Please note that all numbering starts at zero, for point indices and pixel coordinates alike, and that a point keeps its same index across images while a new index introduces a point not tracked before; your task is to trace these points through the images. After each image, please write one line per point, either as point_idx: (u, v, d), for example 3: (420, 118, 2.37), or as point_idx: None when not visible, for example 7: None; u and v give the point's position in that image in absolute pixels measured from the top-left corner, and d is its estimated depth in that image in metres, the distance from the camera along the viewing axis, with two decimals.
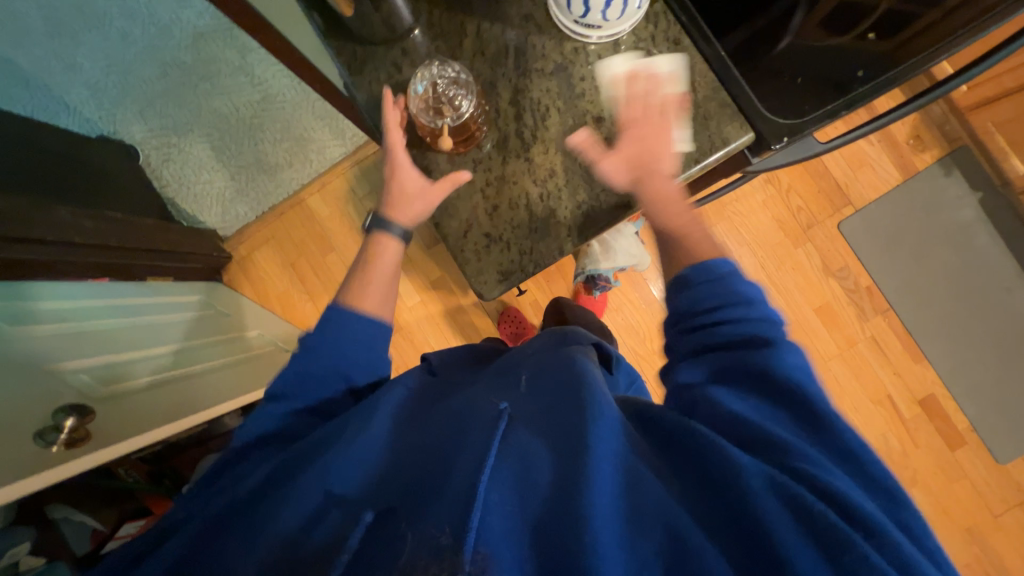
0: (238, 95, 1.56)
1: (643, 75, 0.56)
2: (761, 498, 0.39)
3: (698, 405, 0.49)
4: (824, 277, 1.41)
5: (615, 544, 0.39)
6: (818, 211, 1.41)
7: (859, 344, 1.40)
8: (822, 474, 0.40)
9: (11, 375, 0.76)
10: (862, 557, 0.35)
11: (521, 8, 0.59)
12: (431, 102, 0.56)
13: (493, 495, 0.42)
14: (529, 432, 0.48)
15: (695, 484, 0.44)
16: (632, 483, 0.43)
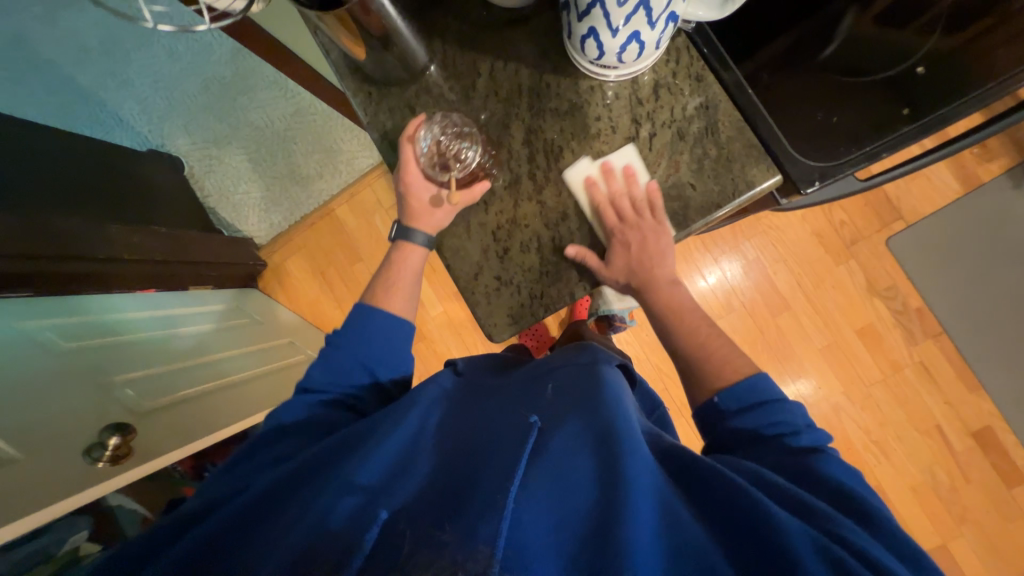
0: (273, 108, 1.62)
1: (611, 178, 0.55)
2: (799, 551, 0.40)
3: (736, 465, 0.52)
4: (868, 297, 1.31)
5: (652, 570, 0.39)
6: (864, 226, 1.32)
7: (906, 369, 1.30)
8: (858, 539, 0.42)
9: (64, 390, 0.85)
10: None
11: (536, 46, 0.58)
12: (437, 159, 0.57)
13: (525, 513, 0.43)
14: (562, 442, 0.49)
15: (733, 522, 0.44)
16: (665, 514, 0.45)
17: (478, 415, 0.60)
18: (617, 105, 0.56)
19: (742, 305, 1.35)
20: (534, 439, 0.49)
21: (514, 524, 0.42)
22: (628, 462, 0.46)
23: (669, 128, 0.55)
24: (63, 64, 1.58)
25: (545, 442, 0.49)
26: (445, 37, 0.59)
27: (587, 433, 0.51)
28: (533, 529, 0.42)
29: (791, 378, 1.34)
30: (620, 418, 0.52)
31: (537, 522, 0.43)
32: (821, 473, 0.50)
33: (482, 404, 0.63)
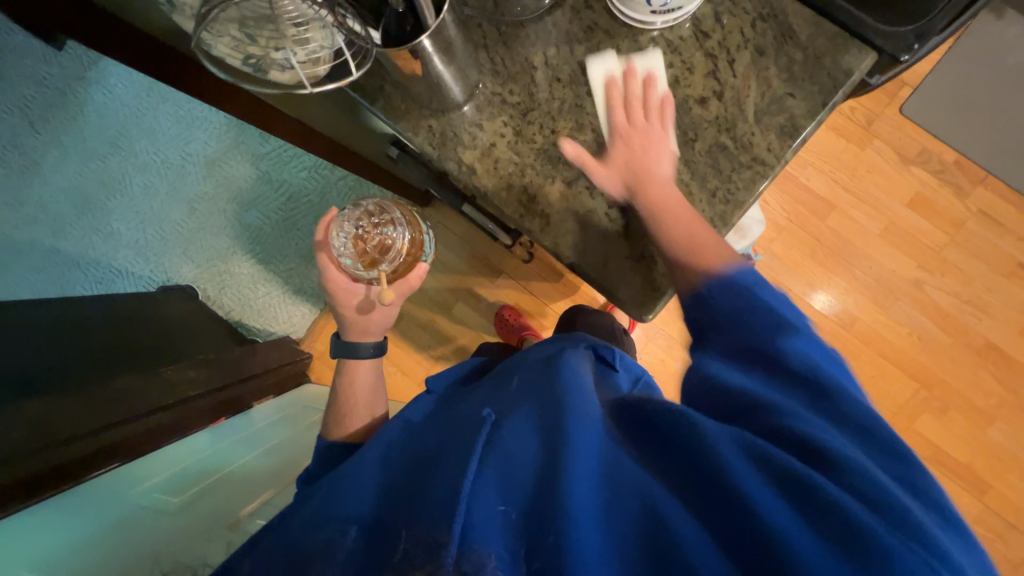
0: (266, 204, 1.52)
1: (636, 71, 0.55)
2: (729, 454, 0.37)
3: (692, 381, 0.47)
4: (904, 168, 1.32)
5: (591, 531, 0.37)
6: (874, 104, 1.32)
7: (968, 223, 1.30)
8: (823, 438, 0.37)
9: (192, 542, 0.80)
10: (881, 544, 0.31)
11: (582, 21, 0.57)
12: (360, 255, 0.82)
13: (479, 493, 0.41)
14: (514, 427, 0.47)
15: (675, 457, 0.41)
16: (612, 468, 0.41)
17: (450, 416, 0.59)
18: (685, 46, 0.55)
19: (790, 221, 1.34)
20: (486, 430, 0.47)
21: (468, 521, 0.39)
22: (567, 436, 0.43)
23: (746, 48, 0.54)
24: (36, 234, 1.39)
25: (499, 431, 0.46)
26: (487, 46, 0.57)
27: (537, 412, 0.48)
28: (484, 518, 0.39)
29: (864, 270, 1.33)
30: (574, 393, 0.50)
31: (488, 503, 0.40)
32: (787, 362, 0.43)
33: (461, 401, 0.63)
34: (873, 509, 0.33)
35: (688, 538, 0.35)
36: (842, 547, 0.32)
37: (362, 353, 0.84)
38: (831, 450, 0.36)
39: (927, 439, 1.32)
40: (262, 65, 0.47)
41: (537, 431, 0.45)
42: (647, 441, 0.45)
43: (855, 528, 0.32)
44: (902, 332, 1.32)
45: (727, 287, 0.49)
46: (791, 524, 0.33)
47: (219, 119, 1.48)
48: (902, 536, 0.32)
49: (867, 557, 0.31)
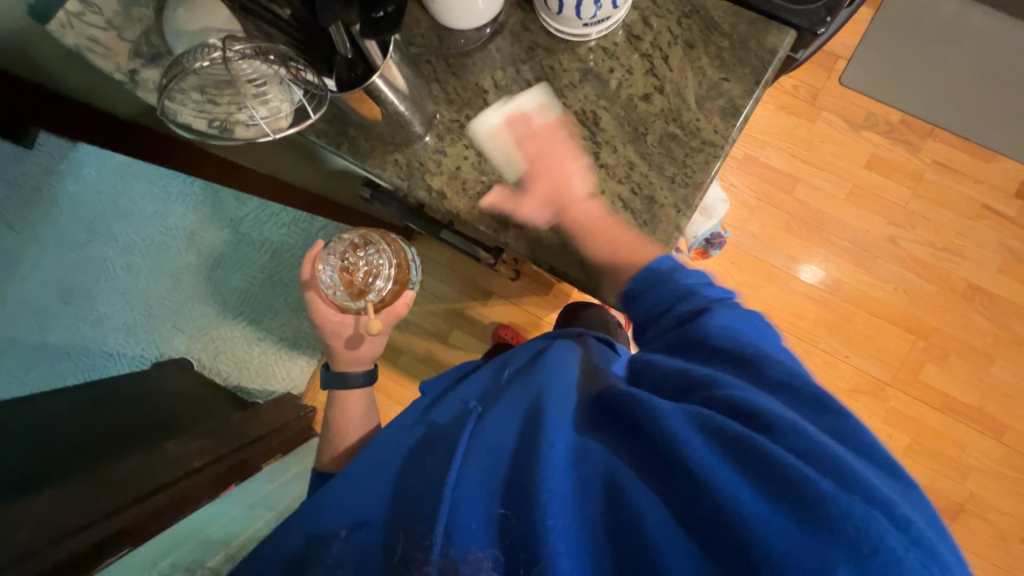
0: (251, 265, 1.55)
1: (518, 118, 0.59)
2: (685, 432, 0.39)
3: (639, 368, 0.54)
4: (856, 134, 1.38)
5: (565, 519, 0.38)
6: (815, 80, 1.40)
7: (927, 174, 1.36)
8: (753, 400, 0.40)
9: None
10: (820, 497, 0.32)
11: (522, 42, 0.61)
12: (349, 287, 0.82)
13: (460, 493, 0.43)
14: (496, 417, 0.50)
15: (637, 440, 0.43)
16: (583, 455, 0.43)
17: (434, 418, 0.60)
18: (620, 50, 0.59)
19: (759, 199, 1.39)
20: (471, 428, 0.50)
21: (451, 519, 0.41)
22: (544, 426, 0.45)
23: (677, 44, 0.58)
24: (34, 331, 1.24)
25: (481, 425, 0.49)
26: (438, 78, 0.61)
27: (518, 408, 0.50)
28: (465, 515, 0.41)
29: (840, 234, 1.37)
30: (545, 377, 0.54)
31: (473, 502, 0.42)
32: (706, 334, 0.50)
33: (447, 403, 0.64)
34: (815, 464, 0.34)
35: (651, 516, 0.37)
36: (779, 493, 0.34)
37: (354, 381, 0.87)
38: (773, 415, 0.38)
39: (934, 388, 1.34)
40: (228, 125, 0.49)
41: (522, 417, 0.48)
42: (614, 422, 0.46)
43: (792, 478, 0.33)
44: (888, 288, 1.36)
45: (647, 278, 0.57)
46: (743, 490, 0.35)
47: (195, 190, 1.49)
48: (837, 485, 0.33)
49: (808, 510, 0.32)
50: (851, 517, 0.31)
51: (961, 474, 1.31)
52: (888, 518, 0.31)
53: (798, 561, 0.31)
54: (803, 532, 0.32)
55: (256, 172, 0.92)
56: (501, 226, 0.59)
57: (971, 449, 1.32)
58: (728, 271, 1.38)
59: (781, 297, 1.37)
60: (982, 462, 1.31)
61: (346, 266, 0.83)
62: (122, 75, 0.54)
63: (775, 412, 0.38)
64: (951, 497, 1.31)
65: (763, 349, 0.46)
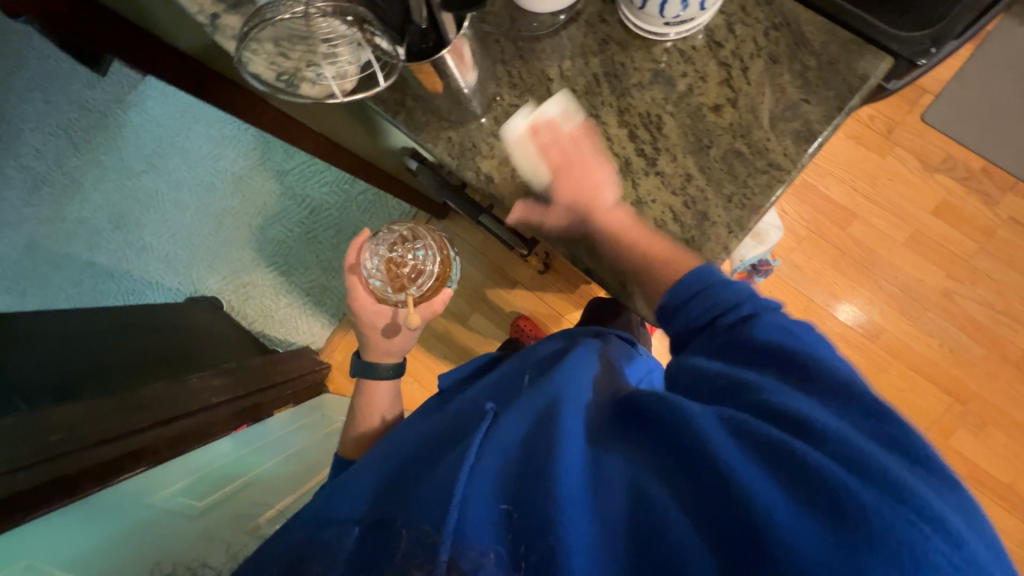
0: (289, 217, 1.58)
1: (542, 125, 0.56)
2: (713, 435, 0.39)
3: (682, 373, 0.50)
4: (928, 176, 1.30)
5: (583, 513, 0.39)
6: (894, 112, 1.31)
7: (999, 230, 1.27)
8: (793, 406, 0.39)
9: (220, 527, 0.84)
10: (858, 508, 0.32)
11: (596, 33, 0.58)
12: (393, 280, 0.85)
13: (473, 487, 0.42)
14: (512, 417, 0.49)
15: (663, 441, 0.43)
16: (599, 458, 0.44)
17: (443, 421, 0.61)
18: (698, 55, 0.56)
19: (809, 230, 1.33)
20: (487, 423, 0.49)
21: (461, 518, 0.40)
22: (561, 435, 0.44)
23: (759, 56, 0.55)
24: (79, 250, 1.46)
25: (496, 424, 0.49)
26: (504, 59, 0.60)
27: (528, 407, 0.50)
28: (478, 513, 0.40)
29: (890, 280, 1.30)
30: (563, 382, 0.53)
31: (483, 497, 0.41)
32: (754, 339, 0.46)
33: (456, 404, 0.66)
34: (850, 469, 0.34)
35: (674, 520, 0.37)
36: (807, 498, 0.34)
37: (382, 373, 0.87)
38: (807, 422, 0.38)
39: (963, 456, 1.27)
40: (295, 80, 0.50)
41: (532, 422, 0.48)
42: (640, 425, 0.46)
43: (828, 487, 0.34)
44: (934, 344, 1.28)
45: (681, 290, 0.52)
46: (773, 497, 0.34)
47: (249, 138, 1.54)
48: (862, 488, 0.33)
49: (846, 525, 0.32)
50: (892, 530, 0.31)
51: None
52: (930, 527, 0.31)
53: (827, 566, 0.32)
54: (832, 540, 0.32)
55: (309, 130, 0.94)
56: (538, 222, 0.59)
57: (993, 525, 1.25)
58: (763, 299, 1.33)
59: None
60: (1002, 541, 1.24)
61: (393, 258, 0.86)
62: (203, 18, 0.55)
63: (817, 421, 0.37)
64: None
65: (820, 356, 0.43)
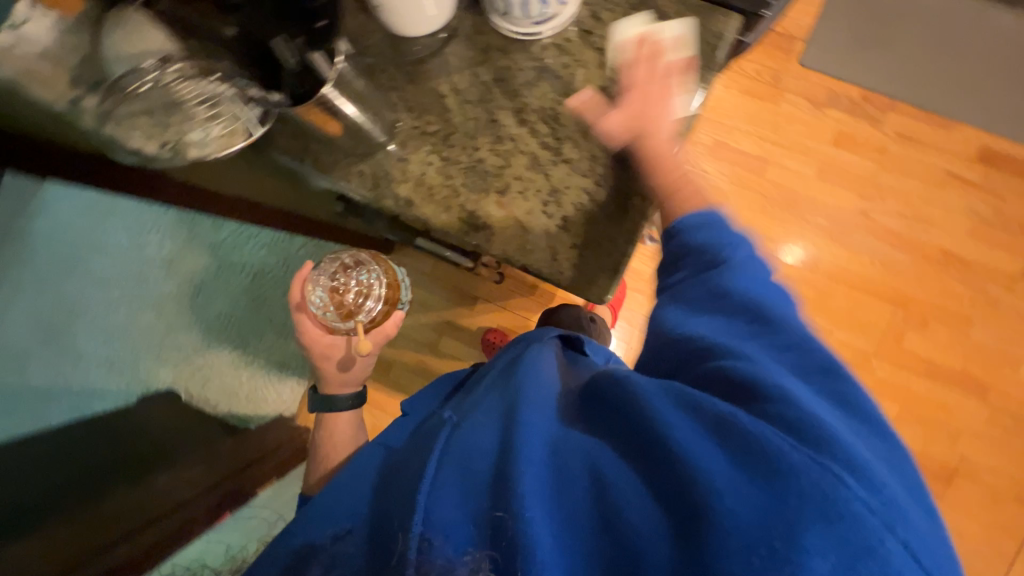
0: (231, 289, 1.54)
1: (650, 41, 0.58)
2: (666, 413, 0.43)
3: (667, 352, 0.53)
4: (819, 113, 1.41)
5: (542, 505, 0.42)
6: (775, 62, 1.42)
7: (891, 146, 1.39)
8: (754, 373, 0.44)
9: None
10: (787, 465, 0.37)
11: (476, 45, 0.61)
12: (338, 309, 0.83)
13: (438, 495, 0.47)
14: (474, 424, 0.53)
15: (619, 429, 0.46)
16: (562, 448, 0.47)
17: (420, 432, 0.64)
18: (573, 46, 0.60)
19: (732, 184, 1.41)
20: (447, 439, 0.53)
21: (427, 522, 0.45)
22: (521, 431, 0.47)
23: (628, 36, 0.59)
24: None
25: (456, 434, 0.53)
26: (396, 87, 0.62)
27: (497, 411, 0.53)
28: (445, 520, 0.45)
29: (813, 213, 1.40)
30: (528, 380, 0.57)
31: (451, 505, 0.46)
32: (726, 292, 0.52)
33: (429, 417, 0.68)
34: (787, 433, 0.40)
35: (629, 496, 0.41)
36: (754, 465, 0.38)
37: (342, 404, 0.86)
38: (757, 387, 0.43)
39: (917, 355, 1.37)
40: (181, 147, 0.49)
41: (499, 425, 0.50)
42: (604, 414, 0.49)
43: (772, 455, 0.38)
44: (864, 261, 1.39)
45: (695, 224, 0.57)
46: (715, 460, 0.39)
47: (169, 219, 1.47)
48: (792, 451, 0.38)
49: (779, 479, 0.37)
50: (813, 482, 0.37)
51: (951, 436, 1.36)
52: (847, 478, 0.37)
53: (760, 514, 0.36)
54: (765, 493, 0.37)
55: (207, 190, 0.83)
56: (474, 228, 0.60)
57: (957, 411, 1.36)
58: None
59: None
60: (970, 423, 1.36)
61: (336, 286, 0.84)
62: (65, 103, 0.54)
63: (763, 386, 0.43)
64: (943, 460, 1.36)
65: (778, 313, 0.50)
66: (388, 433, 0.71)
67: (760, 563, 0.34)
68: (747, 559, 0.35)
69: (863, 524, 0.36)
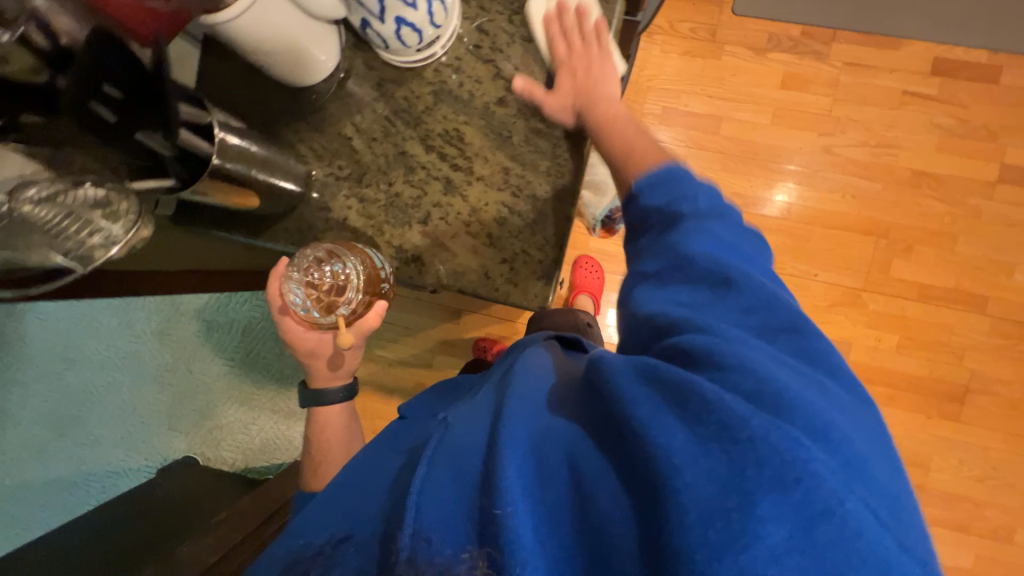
0: (225, 347, 1.54)
1: (567, 7, 0.56)
2: (630, 389, 0.39)
3: (633, 326, 0.48)
4: (763, 59, 1.38)
5: (524, 495, 0.37)
6: (708, 17, 1.40)
7: (842, 77, 1.36)
8: (729, 342, 0.40)
9: None
10: (756, 436, 0.33)
11: (369, 81, 0.61)
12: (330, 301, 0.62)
13: (422, 487, 0.42)
14: (464, 421, 0.48)
15: (598, 414, 0.42)
16: (545, 437, 0.42)
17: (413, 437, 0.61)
18: (465, 63, 0.59)
19: (689, 148, 1.40)
20: (439, 433, 0.48)
21: (417, 519, 0.40)
22: (506, 420, 0.43)
23: (515, 42, 0.58)
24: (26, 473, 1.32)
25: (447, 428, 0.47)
26: (303, 139, 0.62)
27: (485, 407, 0.49)
28: (434, 516, 0.39)
29: (776, 160, 1.38)
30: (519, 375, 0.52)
31: (439, 500, 0.40)
32: (689, 260, 0.46)
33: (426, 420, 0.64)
34: (747, 399, 0.36)
35: (602, 489, 0.37)
36: (721, 436, 0.34)
37: (332, 399, 0.75)
38: (728, 353, 0.39)
39: (907, 282, 1.35)
40: (86, 254, 0.50)
41: (488, 421, 0.45)
42: (583, 398, 0.45)
43: (738, 423, 0.34)
44: (837, 198, 1.36)
45: (661, 185, 0.51)
46: (677, 440, 0.35)
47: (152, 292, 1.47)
48: (768, 423, 0.34)
49: (750, 449, 0.33)
50: (778, 451, 0.33)
51: (957, 356, 1.34)
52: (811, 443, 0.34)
53: (722, 497, 0.32)
54: (727, 467, 0.33)
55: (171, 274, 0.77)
56: (407, 260, 0.61)
57: (959, 329, 1.34)
58: None
59: None
60: (974, 338, 1.34)
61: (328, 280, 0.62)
62: None
63: (743, 359, 0.38)
64: (954, 382, 1.34)
65: (742, 271, 0.44)
66: (388, 436, 0.66)
67: (722, 534, 0.31)
68: (705, 535, 0.32)
69: (821, 485, 0.32)
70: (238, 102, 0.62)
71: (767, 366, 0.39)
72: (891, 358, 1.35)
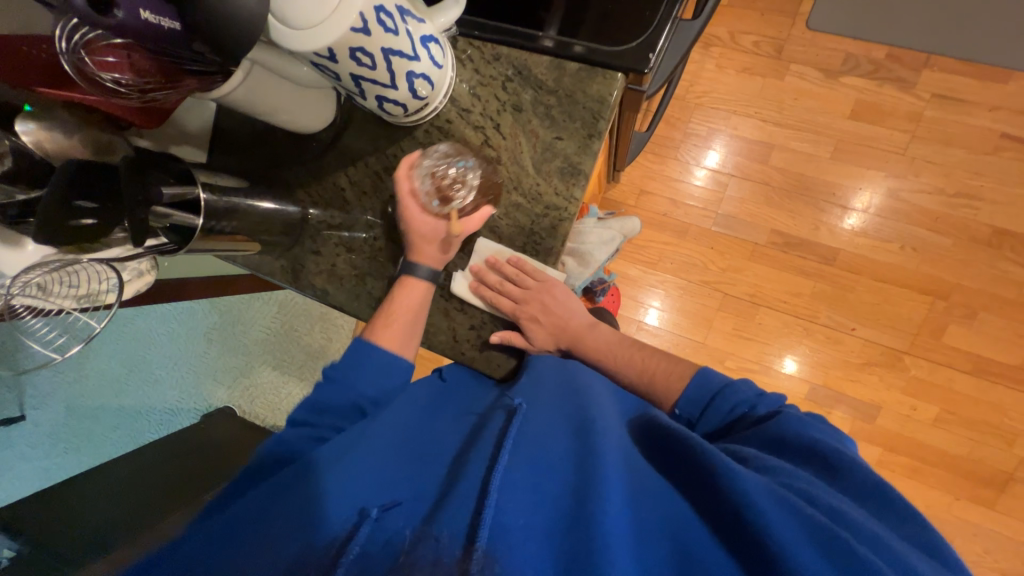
0: (262, 316, 1.46)
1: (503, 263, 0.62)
2: (760, 500, 0.39)
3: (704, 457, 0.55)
4: (834, 83, 1.24)
5: (629, 555, 0.36)
6: (778, 31, 1.26)
7: (926, 111, 1.20)
8: (832, 500, 0.41)
9: None
10: None
11: (364, 135, 0.62)
12: (437, 188, 0.58)
13: (503, 496, 0.40)
14: (540, 432, 0.47)
15: (699, 491, 0.43)
16: (640, 496, 0.42)
17: (449, 421, 0.57)
18: (454, 127, 0.59)
19: (732, 174, 1.29)
20: (514, 427, 0.47)
21: (498, 517, 0.39)
22: (601, 460, 0.42)
23: (506, 110, 0.58)
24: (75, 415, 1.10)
25: (525, 424, 0.48)
26: (302, 184, 0.66)
27: (572, 435, 0.47)
28: (510, 518, 0.39)
29: (830, 198, 1.24)
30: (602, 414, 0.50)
31: (518, 501, 0.41)
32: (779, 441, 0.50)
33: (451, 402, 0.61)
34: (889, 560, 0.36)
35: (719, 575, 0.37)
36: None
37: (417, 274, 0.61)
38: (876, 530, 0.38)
39: (962, 351, 1.20)
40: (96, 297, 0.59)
41: (576, 457, 0.44)
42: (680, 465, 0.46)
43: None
44: (894, 249, 1.22)
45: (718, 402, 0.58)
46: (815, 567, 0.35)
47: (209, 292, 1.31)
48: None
49: None
50: None
51: (1006, 440, 1.19)
52: None
53: None
54: None
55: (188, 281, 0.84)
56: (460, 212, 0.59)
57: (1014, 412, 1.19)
58: (706, 257, 1.30)
59: (771, 276, 1.27)
60: None
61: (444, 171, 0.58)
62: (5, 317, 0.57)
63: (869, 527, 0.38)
64: (997, 467, 1.20)
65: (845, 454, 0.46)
66: (415, 396, 0.60)
67: None
68: None
69: None
70: (251, 143, 0.66)
71: (865, 520, 0.40)
72: (926, 430, 1.22)
